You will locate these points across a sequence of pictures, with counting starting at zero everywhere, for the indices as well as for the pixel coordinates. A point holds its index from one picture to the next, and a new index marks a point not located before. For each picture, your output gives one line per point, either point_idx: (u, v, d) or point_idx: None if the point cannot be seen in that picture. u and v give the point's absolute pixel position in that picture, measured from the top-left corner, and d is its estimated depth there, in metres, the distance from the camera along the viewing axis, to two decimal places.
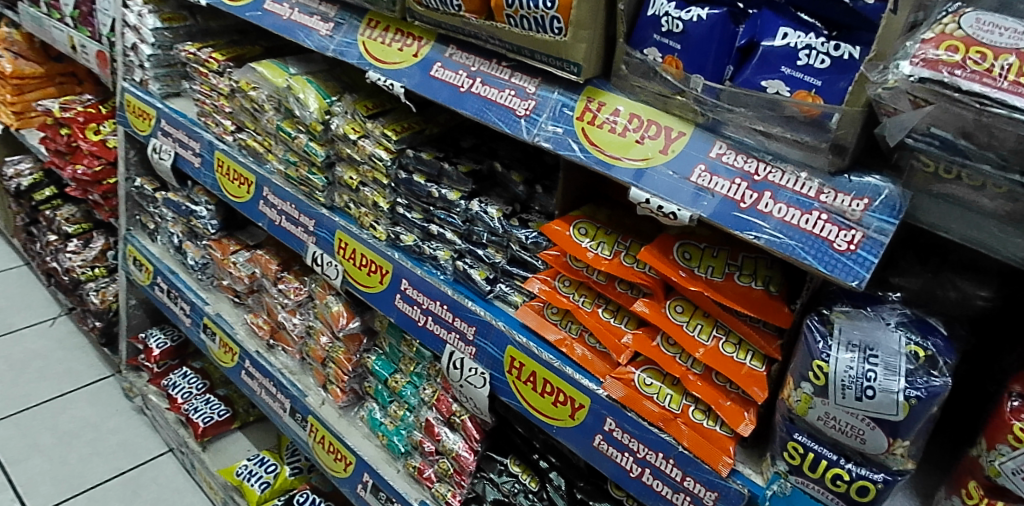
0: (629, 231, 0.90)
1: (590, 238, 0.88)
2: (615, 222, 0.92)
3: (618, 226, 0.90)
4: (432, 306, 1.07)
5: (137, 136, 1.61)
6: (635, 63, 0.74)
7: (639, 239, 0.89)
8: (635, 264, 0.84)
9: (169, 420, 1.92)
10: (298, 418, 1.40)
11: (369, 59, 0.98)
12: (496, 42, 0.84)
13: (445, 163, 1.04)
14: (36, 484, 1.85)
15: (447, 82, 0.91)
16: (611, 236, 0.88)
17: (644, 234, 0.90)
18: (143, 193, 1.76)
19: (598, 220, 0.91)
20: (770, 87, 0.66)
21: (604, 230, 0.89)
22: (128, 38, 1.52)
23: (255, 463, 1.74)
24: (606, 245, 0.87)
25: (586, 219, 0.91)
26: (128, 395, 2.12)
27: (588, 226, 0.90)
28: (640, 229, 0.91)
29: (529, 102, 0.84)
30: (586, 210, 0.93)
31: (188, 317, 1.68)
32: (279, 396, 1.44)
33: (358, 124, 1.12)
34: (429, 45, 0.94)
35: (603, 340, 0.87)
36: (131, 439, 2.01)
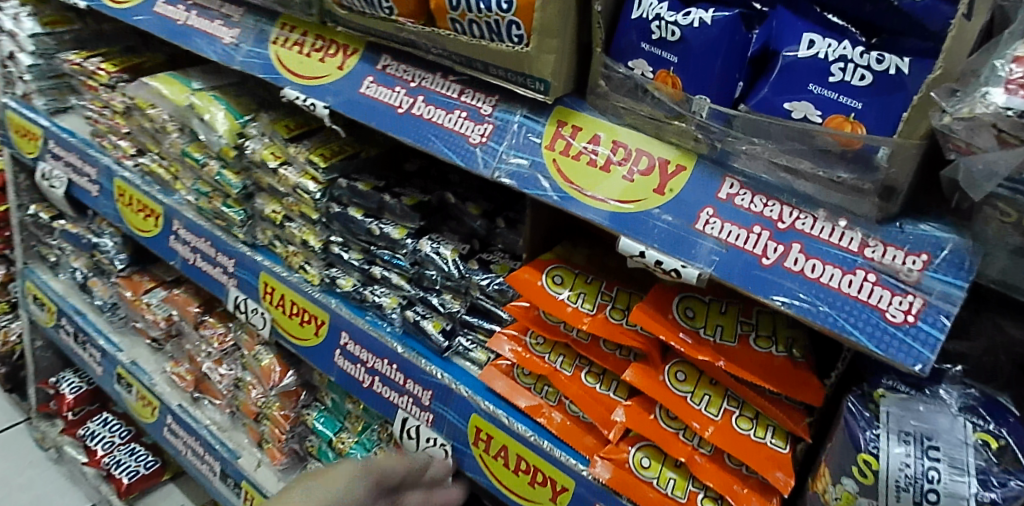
0: (613, 277, 0.75)
1: (566, 289, 0.72)
2: (594, 265, 0.77)
3: (598, 272, 0.76)
4: (379, 365, 0.90)
5: (24, 159, 1.37)
6: (618, 79, 0.59)
7: (625, 286, 0.74)
8: (624, 322, 0.70)
9: (87, 476, 1.69)
10: (230, 483, 1.22)
11: (284, 72, 0.80)
12: (440, 52, 0.67)
13: (386, 195, 0.87)
14: None
15: (381, 101, 0.73)
16: (592, 285, 0.74)
17: (629, 280, 0.76)
18: (38, 223, 1.52)
19: (575, 264, 0.76)
20: (795, 110, 0.51)
21: (583, 278, 0.74)
22: (4, 46, 1.30)
23: None
24: (587, 297, 0.72)
25: (561, 263, 0.75)
26: (40, 444, 1.85)
27: (563, 273, 0.74)
28: (624, 273, 0.77)
29: (484, 126, 0.68)
30: (560, 251, 0.78)
31: (99, 365, 1.45)
32: (208, 457, 1.25)
33: (278, 148, 0.94)
34: (358, 54, 0.76)
35: (592, 413, 0.73)
36: (45, 495, 1.73)
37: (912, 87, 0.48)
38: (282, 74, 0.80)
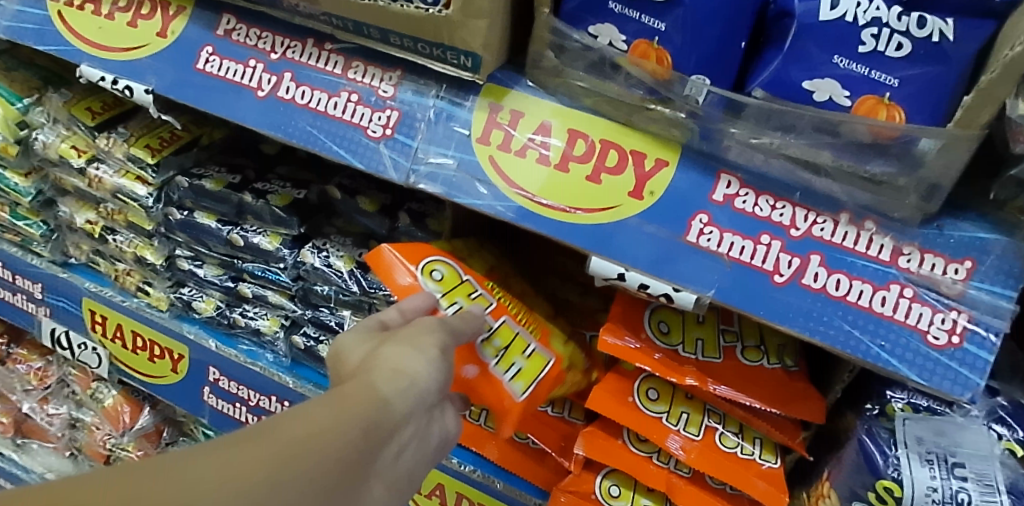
0: (510, 299, 0.58)
1: (450, 287, 0.53)
2: (491, 280, 0.59)
3: (495, 287, 0.58)
4: (265, 403, 0.71)
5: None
6: (575, 50, 0.44)
7: (523, 316, 0.57)
8: (496, 362, 0.52)
9: None
10: None
11: (75, 41, 0.56)
12: (317, 15, 0.47)
13: (246, 194, 0.66)
14: None
15: (229, 81, 0.52)
16: (483, 297, 0.55)
17: (529, 311, 0.59)
18: None
19: (467, 269, 0.57)
20: (817, 90, 0.39)
21: (473, 286, 0.55)
22: None
23: None
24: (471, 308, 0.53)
25: (451, 261, 0.56)
26: None
27: (446, 268, 0.54)
28: (522, 301, 0.60)
29: (386, 114, 0.50)
30: (451, 250, 0.59)
31: None
32: None
33: (82, 139, 0.69)
34: (184, 14, 0.53)
35: (545, 440, 0.62)
36: None
37: (959, 58, 0.37)
38: (72, 44, 0.56)
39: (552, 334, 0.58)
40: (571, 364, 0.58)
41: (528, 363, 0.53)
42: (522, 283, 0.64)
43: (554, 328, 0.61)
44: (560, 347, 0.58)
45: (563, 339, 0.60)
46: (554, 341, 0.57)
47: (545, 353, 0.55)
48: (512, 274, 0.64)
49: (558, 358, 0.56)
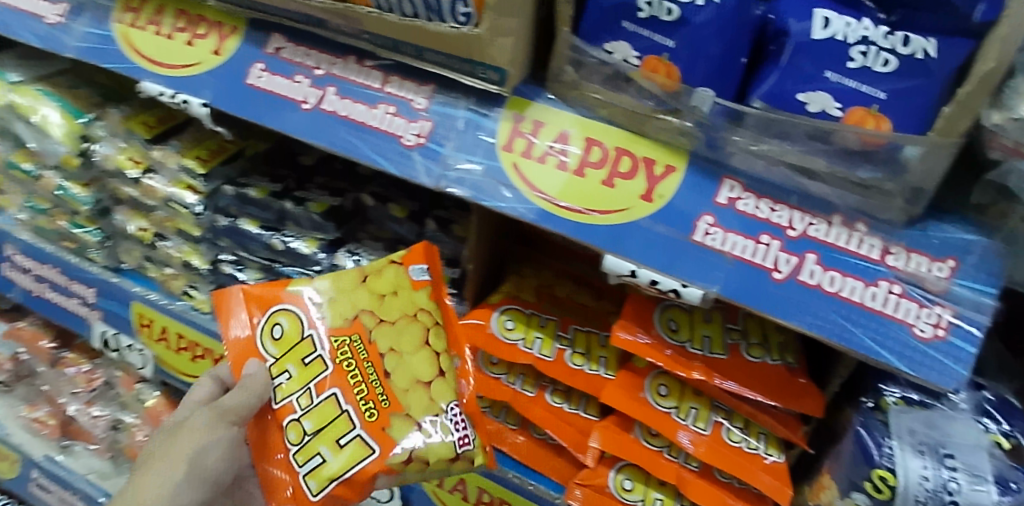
0: (359, 364, 0.54)
1: (275, 361, 0.55)
2: (350, 333, 0.55)
3: (348, 345, 0.55)
4: None
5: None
6: (591, 65, 0.49)
7: (362, 391, 0.54)
8: (296, 449, 0.53)
9: None
10: None
11: (137, 59, 0.59)
12: (361, 36, 0.53)
13: (286, 201, 0.71)
14: None
15: (276, 94, 0.56)
16: (318, 363, 0.55)
17: (378, 382, 0.54)
18: None
19: (315, 321, 0.55)
20: (811, 102, 0.43)
21: (310, 355, 0.55)
22: None
23: None
24: (286, 386, 0.54)
25: (299, 310, 0.56)
26: None
27: (288, 323, 0.56)
28: (381, 366, 0.55)
29: (420, 124, 0.54)
30: (320, 297, 0.56)
31: None
32: None
33: (137, 151, 0.74)
34: (237, 34, 0.58)
35: (561, 435, 0.65)
36: None
37: (941, 73, 0.40)
38: (133, 61, 0.59)
39: (398, 416, 0.54)
40: (415, 456, 0.53)
41: (329, 462, 0.52)
42: (416, 332, 0.56)
43: (417, 403, 0.54)
44: (400, 437, 0.53)
45: (418, 418, 0.54)
46: (393, 429, 0.53)
47: (366, 445, 0.53)
48: (409, 314, 0.57)
49: (380, 459, 0.52)
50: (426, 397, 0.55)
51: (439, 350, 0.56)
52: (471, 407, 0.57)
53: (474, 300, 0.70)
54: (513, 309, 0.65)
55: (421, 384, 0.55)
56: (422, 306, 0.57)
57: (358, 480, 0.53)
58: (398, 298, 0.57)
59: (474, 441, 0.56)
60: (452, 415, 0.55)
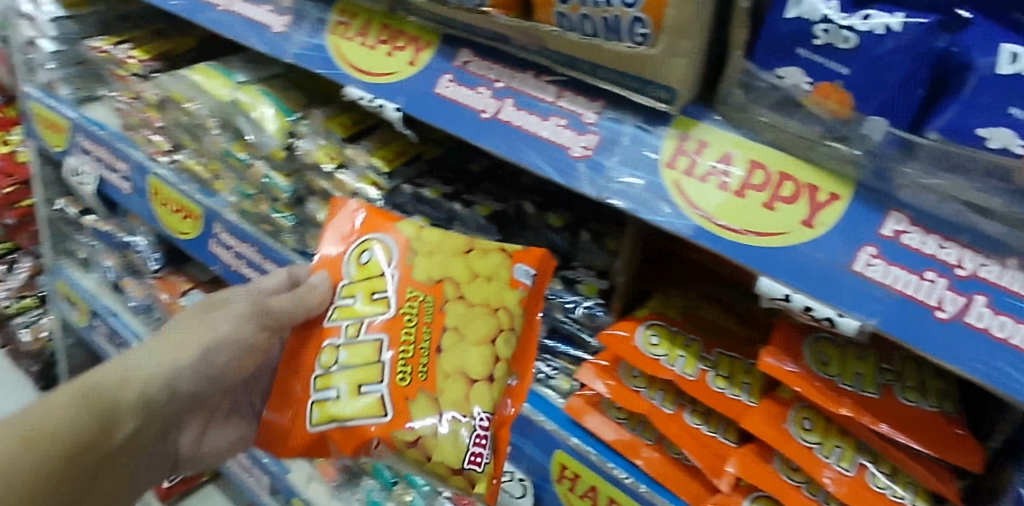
0: (417, 326, 0.63)
1: (353, 287, 0.66)
2: (427, 292, 0.64)
3: (416, 303, 0.64)
4: None
5: (51, 153, 1.18)
6: (761, 89, 0.51)
7: (406, 353, 0.63)
8: (321, 373, 0.65)
9: None
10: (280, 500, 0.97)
11: (345, 67, 0.67)
12: (539, 51, 0.59)
13: (456, 204, 0.73)
14: None
15: (460, 103, 0.63)
16: (382, 303, 0.65)
17: (426, 352, 0.62)
18: (67, 218, 1.31)
19: (403, 266, 0.65)
20: (992, 138, 0.41)
21: (383, 296, 0.65)
22: (22, 29, 1.14)
23: None
24: (349, 316, 0.65)
25: (394, 252, 0.66)
26: None
27: (378, 255, 0.66)
28: (436, 343, 0.62)
29: (587, 137, 0.59)
30: (417, 252, 0.66)
31: None
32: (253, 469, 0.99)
33: (334, 149, 0.78)
34: (432, 47, 0.65)
35: (697, 455, 0.62)
36: None
37: None
38: (341, 68, 0.68)
39: (422, 394, 0.61)
40: (415, 440, 0.61)
41: (339, 401, 0.63)
42: (490, 330, 0.61)
43: (446, 396, 0.61)
44: (413, 413, 0.61)
45: (441, 405, 0.61)
46: (413, 410, 0.61)
47: (382, 398, 0.63)
48: (488, 308, 0.62)
49: (391, 423, 0.62)
50: (459, 395, 0.61)
51: (500, 355, 0.61)
52: (502, 425, 0.61)
53: (620, 313, 0.69)
54: (658, 325, 0.67)
55: (463, 379, 0.61)
56: (503, 307, 0.62)
57: (361, 429, 0.62)
58: (487, 285, 0.62)
59: (485, 468, 0.59)
60: (478, 428, 0.59)
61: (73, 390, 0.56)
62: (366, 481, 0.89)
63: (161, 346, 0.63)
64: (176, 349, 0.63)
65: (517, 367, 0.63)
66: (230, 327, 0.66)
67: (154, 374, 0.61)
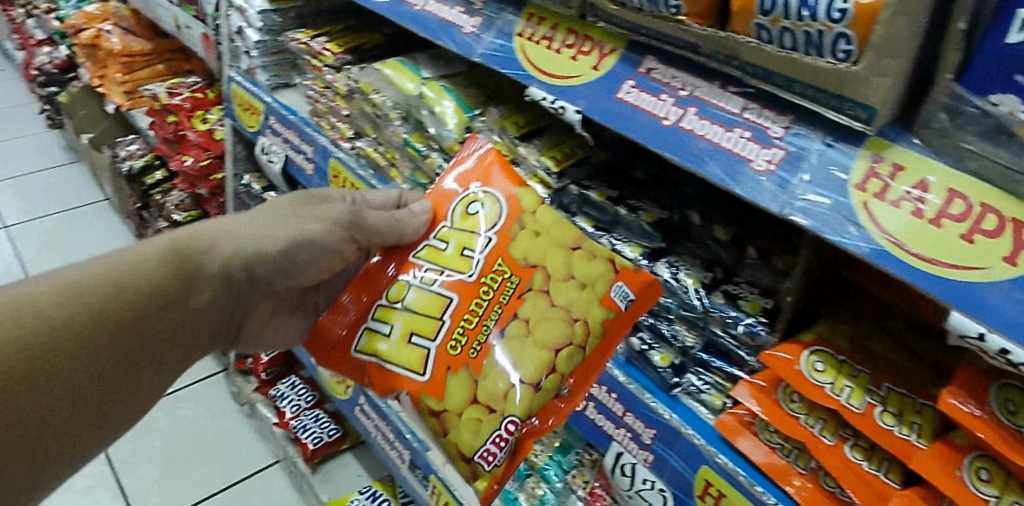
0: (490, 302, 0.66)
1: (451, 236, 0.70)
2: (516, 274, 0.67)
3: (501, 279, 0.67)
4: (598, 392, 0.74)
5: (246, 133, 1.32)
6: (970, 113, 0.47)
7: (468, 323, 0.66)
8: (385, 302, 0.70)
9: (275, 436, 1.50)
10: (419, 474, 1.02)
11: (530, 69, 0.71)
12: (729, 61, 0.58)
13: (621, 208, 0.75)
14: (145, 493, 1.54)
15: (642, 109, 0.63)
16: (467, 263, 0.68)
17: (487, 332, 0.66)
18: (251, 192, 1.46)
19: (501, 232, 0.69)
20: None
21: (474, 256, 0.68)
22: (234, 21, 1.28)
23: (367, 498, 1.34)
24: (436, 262, 0.69)
25: (503, 219, 0.69)
26: (236, 399, 1.76)
27: (487, 207, 0.70)
28: (497, 328, 0.66)
29: (772, 151, 0.57)
30: (524, 226, 0.69)
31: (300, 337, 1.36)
32: (398, 444, 1.04)
33: (507, 146, 0.82)
34: (615, 53, 0.66)
35: (857, 493, 0.58)
36: (238, 447, 1.67)
37: None
38: (526, 70, 0.71)
39: (464, 369, 0.65)
40: (438, 411, 0.65)
41: (390, 338, 0.68)
42: (558, 341, 0.65)
43: (483, 385, 0.64)
44: (446, 385, 0.65)
45: (473, 391, 0.64)
46: (450, 384, 0.65)
47: (427, 355, 0.66)
48: (567, 317, 0.65)
49: (425, 387, 0.65)
50: (496, 387, 0.64)
51: (557, 368, 0.65)
52: (524, 433, 0.65)
53: (782, 334, 0.66)
54: (823, 351, 0.64)
55: (508, 376, 0.64)
56: (582, 322, 0.65)
57: (397, 371, 0.66)
58: (578, 292, 0.66)
59: (496, 465, 0.63)
60: (501, 431, 0.63)
61: (162, 250, 0.63)
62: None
63: (247, 231, 0.70)
64: (258, 237, 0.70)
65: (569, 382, 0.66)
66: (322, 228, 0.72)
67: (232, 253, 0.68)
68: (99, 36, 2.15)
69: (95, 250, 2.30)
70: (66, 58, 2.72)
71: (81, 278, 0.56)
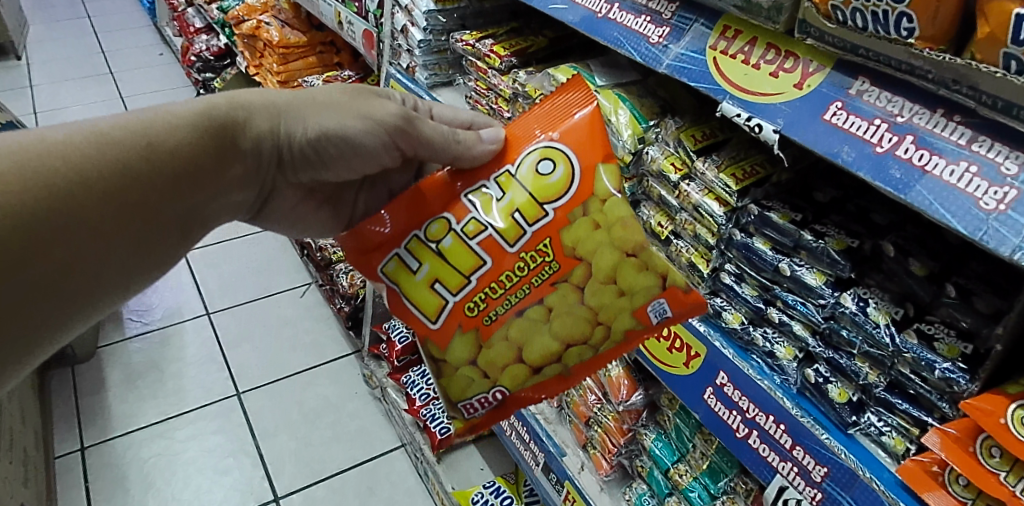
0: (521, 280, 0.68)
1: (511, 187, 0.67)
2: (555, 261, 0.67)
3: (541, 261, 0.67)
4: (762, 421, 0.75)
5: None
6: None
7: (490, 289, 0.68)
8: (423, 235, 0.70)
9: (406, 422, 1.64)
10: (553, 479, 1.20)
11: (724, 84, 0.69)
12: (957, 87, 0.52)
13: (807, 231, 0.73)
14: (284, 463, 1.68)
15: (852, 133, 0.59)
16: (516, 231, 0.67)
17: (508, 303, 0.68)
18: None
19: (562, 212, 0.66)
20: None
21: (525, 227, 0.67)
22: (398, 19, 1.33)
23: (491, 493, 1.44)
24: (484, 213, 0.68)
25: (568, 195, 0.66)
26: (367, 380, 1.87)
27: (560, 173, 0.66)
28: (520, 306, 0.68)
29: (1004, 190, 0.50)
30: (587, 214, 0.65)
31: None
32: (532, 446, 1.23)
33: (680, 159, 0.87)
34: (823, 72, 0.62)
35: None
36: (368, 427, 1.78)
37: None
38: (720, 84, 0.69)
39: (473, 332, 0.69)
40: (439, 358, 0.72)
41: (415, 275, 0.70)
42: (576, 337, 0.69)
43: (485, 352, 0.70)
44: (452, 340, 0.70)
45: (477, 354, 0.70)
46: (455, 340, 0.70)
47: (443, 306, 0.69)
48: (592, 318, 0.68)
49: (433, 334, 0.71)
50: (500, 360, 0.70)
51: (562, 358, 0.70)
52: (513, 398, 0.74)
53: (985, 383, 0.60)
54: None
55: (515, 353, 0.70)
56: (603, 327, 0.69)
57: (402, 297, 0.71)
58: (614, 297, 0.67)
59: (470, 415, 0.74)
60: (488, 395, 0.72)
61: (195, 113, 0.63)
62: (638, 486, 1.09)
63: (284, 111, 0.68)
64: (291, 120, 0.69)
65: (572, 368, 0.72)
66: (362, 127, 0.70)
67: (265, 130, 0.67)
68: (259, 27, 2.28)
69: (244, 226, 2.50)
70: (224, 47, 2.94)
71: (113, 132, 0.58)
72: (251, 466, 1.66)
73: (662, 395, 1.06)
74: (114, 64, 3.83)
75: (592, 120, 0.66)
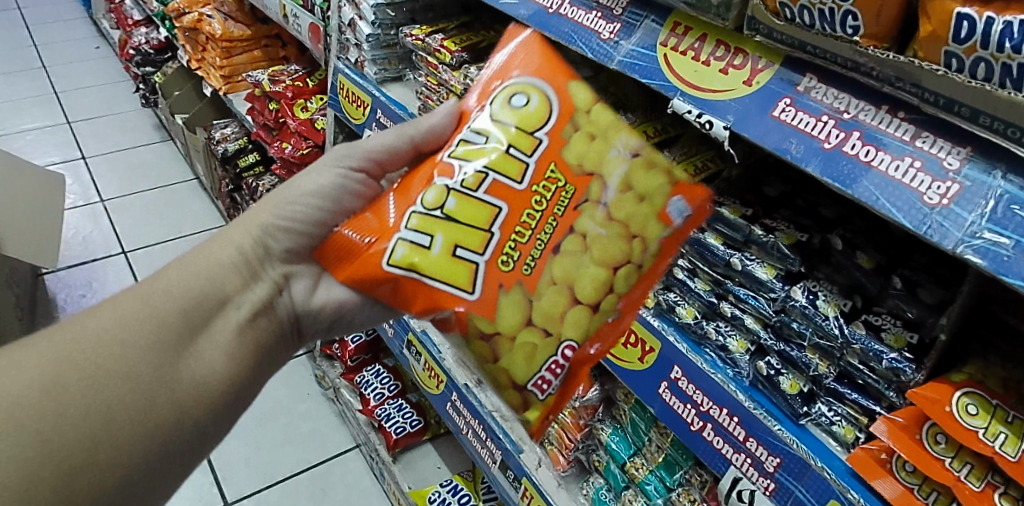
0: (543, 214, 0.61)
1: (492, 129, 0.63)
2: (573, 184, 0.62)
3: (556, 188, 0.62)
4: (716, 413, 0.75)
5: (349, 124, 1.35)
6: None
7: (515, 238, 0.61)
8: (422, 208, 0.61)
9: (360, 422, 1.62)
10: (510, 476, 1.18)
11: (675, 81, 0.69)
12: (901, 84, 0.52)
13: (758, 227, 0.75)
14: (234, 468, 1.63)
15: (799, 130, 0.59)
16: (520, 168, 0.61)
17: (539, 241, 0.61)
18: None
19: (557, 137, 0.63)
20: None
21: (524, 159, 0.62)
22: (345, 13, 1.29)
23: (449, 491, 1.43)
24: (479, 161, 0.61)
25: (552, 119, 0.63)
26: (320, 381, 1.83)
27: (537, 100, 0.63)
28: (554, 242, 0.62)
29: (947, 185, 0.51)
30: (579, 128, 0.63)
31: (392, 328, 1.43)
32: (489, 443, 1.21)
33: None
34: (771, 69, 0.62)
35: None
36: (321, 428, 1.74)
37: None
38: (671, 82, 0.69)
39: (517, 287, 0.61)
40: (490, 334, 0.62)
41: (431, 251, 0.60)
42: (618, 258, 0.62)
43: (537, 306, 0.62)
44: (499, 305, 0.61)
45: (529, 312, 0.62)
46: (500, 302, 0.61)
47: (474, 271, 0.60)
48: (627, 233, 0.62)
49: (475, 306, 0.61)
50: (555, 310, 0.62)
51: (614, 287, 0.62)
52: (579, 357, 0.63)
53: (930, 372, 0.62)
54: (976, 393, 0.58)
55: (568, 296, 0.62)
56: (640, 239, 0.62)
57: (422, 287, 0.60)
58: (636, 205, 0.62)
59: (549, 392, 0.63)
60: (557, 358, 0.62)
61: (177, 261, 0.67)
62: (596, 480, 1.10)
63: (248, 218, 0.73)
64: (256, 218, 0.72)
65: (622, 306, 0.64)
66: (320, 175, 0.74)
67: (241, 236, 0.70)
68: (201, 20, 2.20)
69: (189, 226, 2.41)
70: (165, 40, 2.82)
71: (106, 304, 0.61)
72: (198, 472, 1.61)
73: (617, 390, 1.06)
74: (46, 57, 3.63)
75: (526, 51, 0.66)
